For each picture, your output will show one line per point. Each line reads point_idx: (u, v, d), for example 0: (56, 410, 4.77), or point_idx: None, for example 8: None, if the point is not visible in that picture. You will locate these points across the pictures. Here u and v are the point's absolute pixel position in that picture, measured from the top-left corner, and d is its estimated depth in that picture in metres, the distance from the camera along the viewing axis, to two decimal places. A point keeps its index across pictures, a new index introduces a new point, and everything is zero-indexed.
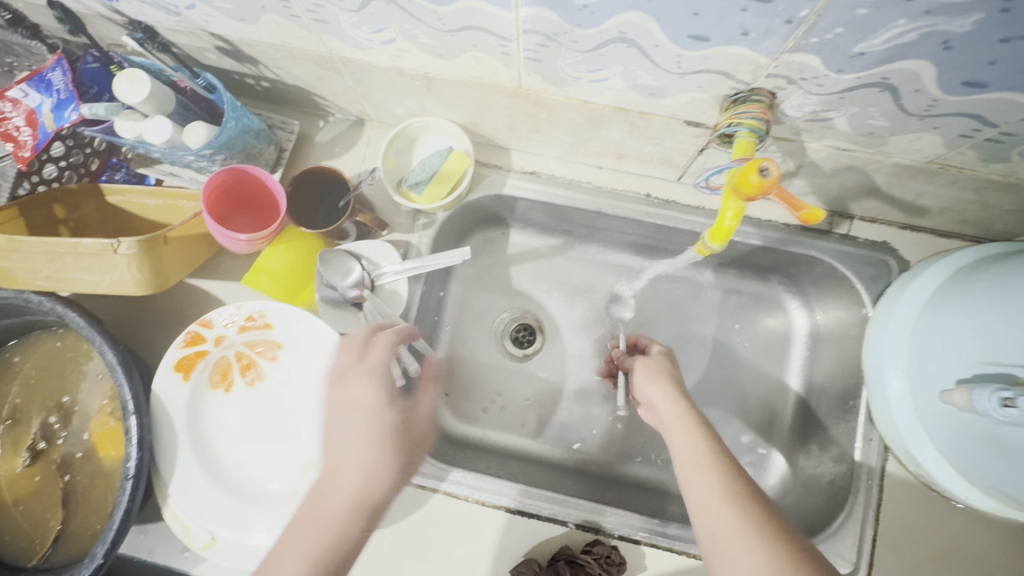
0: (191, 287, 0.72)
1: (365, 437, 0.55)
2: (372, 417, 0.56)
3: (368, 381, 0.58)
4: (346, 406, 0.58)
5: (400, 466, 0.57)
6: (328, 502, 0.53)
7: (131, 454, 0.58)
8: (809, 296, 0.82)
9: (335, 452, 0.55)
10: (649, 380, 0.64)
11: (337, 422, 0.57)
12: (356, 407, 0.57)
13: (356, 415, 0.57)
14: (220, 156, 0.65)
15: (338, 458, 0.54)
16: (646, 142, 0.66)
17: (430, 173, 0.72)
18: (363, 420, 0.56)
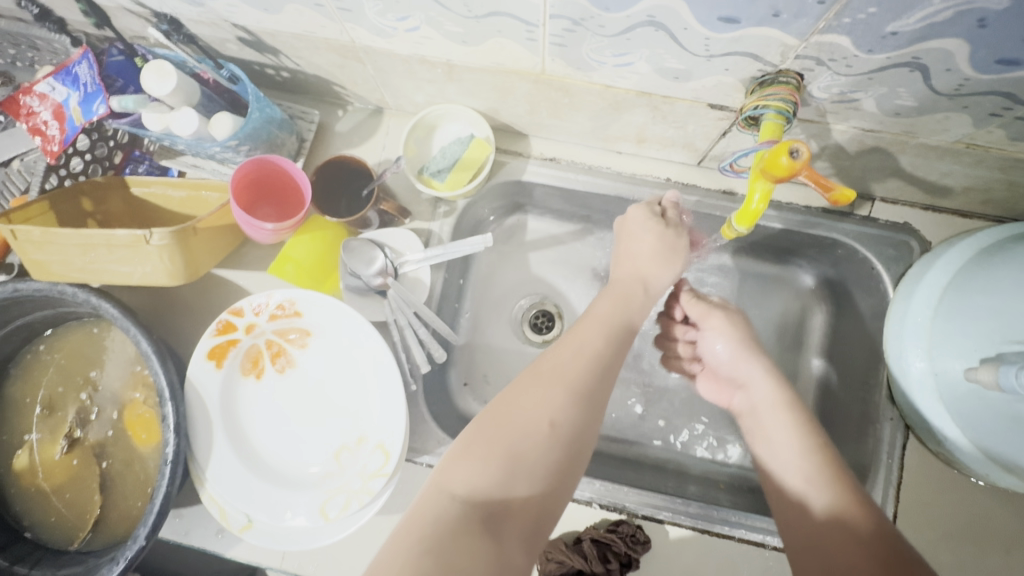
0: (218, 278, 0.73)
1: (659, 246, 0.68)
2: (666, 238, 0.68)
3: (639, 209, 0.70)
4: (633, 232, 0.69)
5: (630, 317, 0.63)
6: (556, 354, 0.56)
7: (169, 440, 0.60)
8: (828, 279, 0.82)
9: (643, 262, 0.67)
10: (705, 317, 0.76)
11: (628, 258, 0.68)
12: (637, 239, 0.68)
13: (638, 237, 0.68)
14: (245, 147, 0.66)
15: (632, 259, 0.68)
16: (668, 126, 0.66)
17: (451, 160, 0.72)
18: (653, 244, 0.68)
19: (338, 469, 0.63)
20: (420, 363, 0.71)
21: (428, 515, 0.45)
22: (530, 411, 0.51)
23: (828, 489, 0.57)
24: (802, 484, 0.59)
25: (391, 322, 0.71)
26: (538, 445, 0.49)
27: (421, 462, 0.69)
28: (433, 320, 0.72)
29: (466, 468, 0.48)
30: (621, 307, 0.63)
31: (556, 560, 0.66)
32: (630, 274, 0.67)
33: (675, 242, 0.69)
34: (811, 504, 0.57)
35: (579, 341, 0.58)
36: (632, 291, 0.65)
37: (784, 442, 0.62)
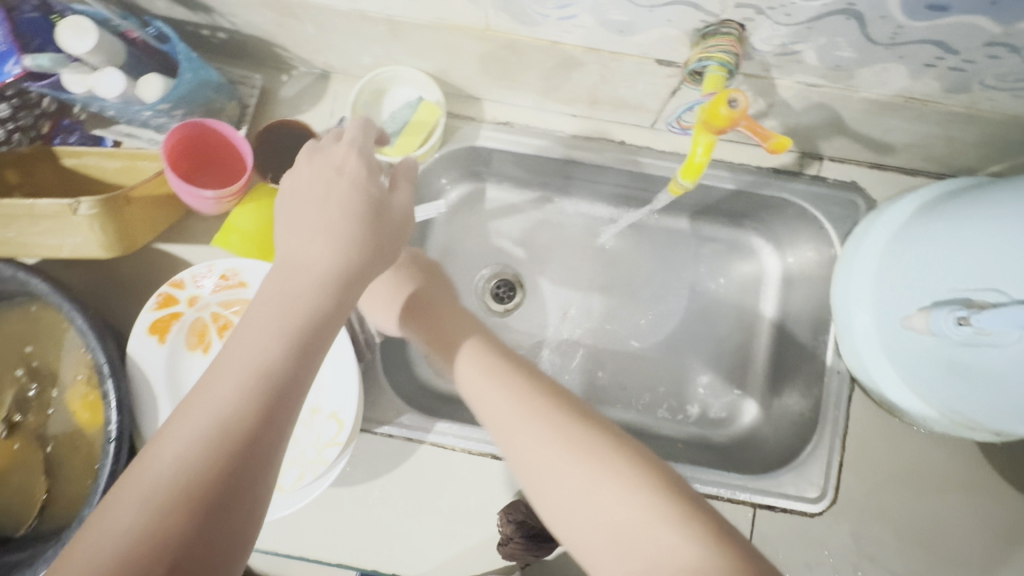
0: (160, 252, 0.70)
1: (342, 207, 0.48)
2: (342, 194, 0.49)
3: (355, 157, 0.52)
4: (324, 181, 0.50)
5: (382, 248, 0.50)
6: (298, 276, 0.45)
7: (112, 417, 0.58)
8: (781, 240, 0.84)
9: (315, 210, 0.48)
10: (481, 380, 0.56)
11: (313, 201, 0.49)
12: (349, 182, 0.50)
13: (339, 186, 0.50)
14: (179, 111, 0.63)
15: (313, 206, 0.48)
16: (618, 85, 0.65)
17: (401, 124, 0.70)
18: (338, 198, 0.49)
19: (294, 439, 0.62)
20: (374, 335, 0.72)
21: (138, 495, 0.36)
22: (198, 421, 0.39)
23: (640, 498, 0.44)
24: (579, 490, 0.46)
25: None
26: (244, 413, 0.39)
27: (380, 432, 0.71)
28: None
29: (169, 440, 0.38)
30: (353, 241, 0.48)
31: (516, 521, 0.67)
32: (399, 210, 0.53)
33: (343, 199, 0.49)
34: (625, 527, 0.43)
35: (312, 272, 0.45)
36: (377, 221, 0.50)
37: (534, 421, 0.51)
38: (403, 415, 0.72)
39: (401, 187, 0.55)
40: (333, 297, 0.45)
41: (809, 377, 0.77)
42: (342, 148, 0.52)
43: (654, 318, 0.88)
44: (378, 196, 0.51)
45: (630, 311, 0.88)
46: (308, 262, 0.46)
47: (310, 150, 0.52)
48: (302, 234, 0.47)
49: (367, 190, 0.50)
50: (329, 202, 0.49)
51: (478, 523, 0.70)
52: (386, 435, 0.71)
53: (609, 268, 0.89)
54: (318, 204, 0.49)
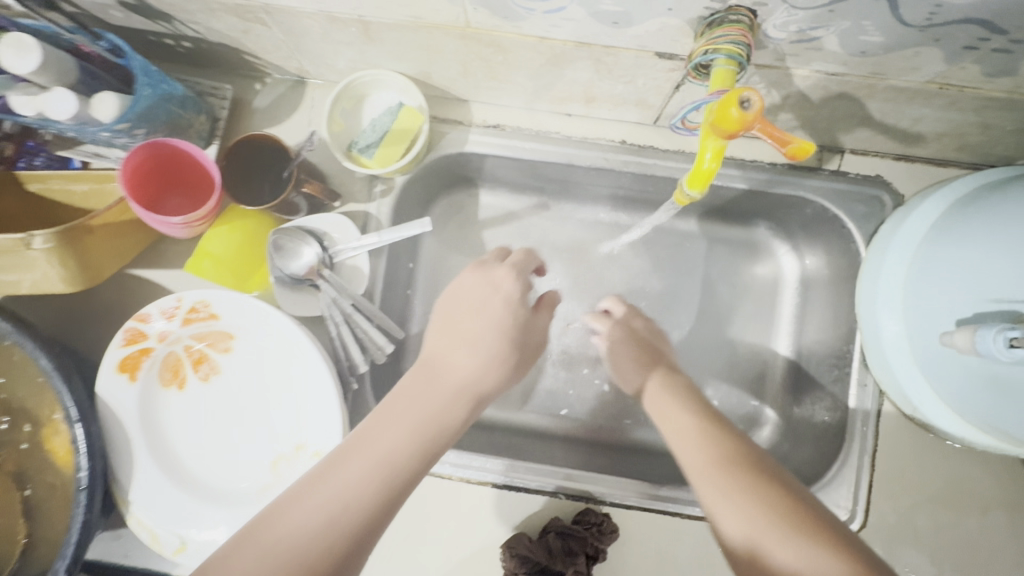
0: (133, 279, 0.66)
1: (494, 323, 0.59)
2: (491, 315, 0.59)
3: (510, 280, 0.62)
4: (482, 295, 0.60)
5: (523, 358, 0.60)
6: (437, 378, 0.53)
7: (81, 463, 0.54)
8: (798, 240, 0.78)
9: (475, 319, 0.58)
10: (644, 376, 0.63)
11: (470, 313, 0.59)
12: (501, 301, 0.60)
13: (489, 302, 0.60)
14: (141, 131, 0.58)
15: (471, 318, 0.59)
16: (616, 82, 0.59)
17: (381, 133, 0.65)
18: (496, 311, 0.59)
19: (278, 479, 0.58)
20: (359, 361, 0.65)
21: (254, 552, 0.40)
22: (315, 508, 0.42)
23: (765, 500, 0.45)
24: (709, 483, 0.48)
25: (326, 317, 0.65)
26: (362, 510, 0.43)
27: None
28: (375, 313, 0.66)
29: (290, 516, 0.42)
30: (496, 362, 0.57)
31: (520, 556, 0.62)
32: (536, 327, 0.63)
33: (494, 313, 0.59)
34: (724, 506, 0.46)
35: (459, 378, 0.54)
36: (525, 338, 0.61)
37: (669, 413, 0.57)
38: None
39: (543, 313, 0.64)
40: (466, 408, 0.53)
41: (834, 388, 0.71)
42: (505, 269, 0.63)
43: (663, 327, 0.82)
44: (523, 316, 0.61)
45: None
46: (454, 369, 0.54)
47: (479, 265, 0.63)
48: (456, 338, 0.57)
49: (515, 311, 0.60)
50: (477, 316, 0.59)
51: (479, 557, 0.66)
52: None
53: (614, 274, 0.84)
54: (476, 319, 0.59)
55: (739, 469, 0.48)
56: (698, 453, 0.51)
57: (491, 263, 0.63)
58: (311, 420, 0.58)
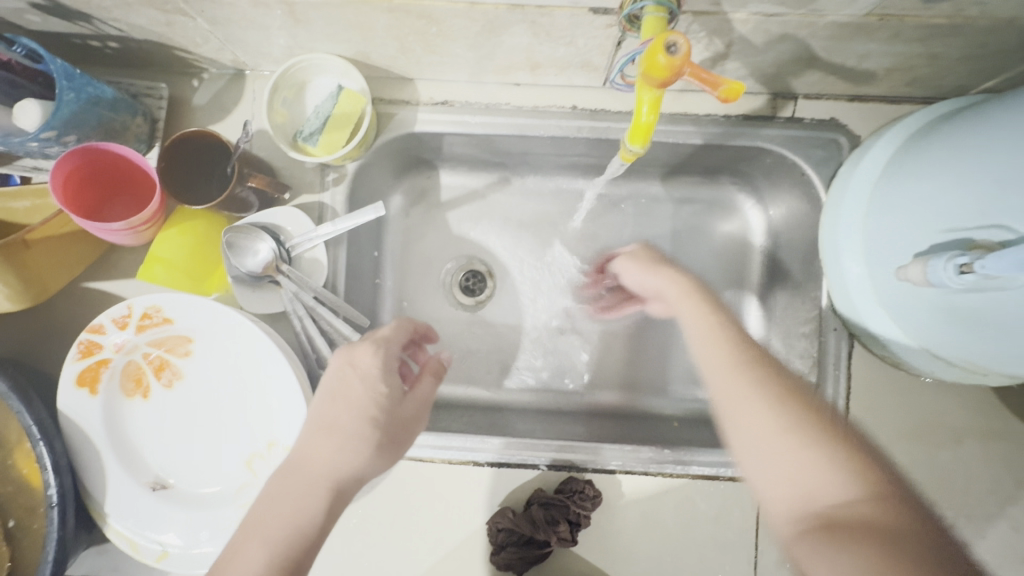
0: (87, 292, 0.64)
1: (350, 402, 0.53)
2: (355, 397, 0.54)
3: (375, 357, 0.56)
4: (341, 381, 0.54)
5: (407, 428, 0.56)
6: (297, 478, 0.50)
7: (49, 481, 0.54)
8: (762, 192, 0.77)
9: (356, 392, 0.54)
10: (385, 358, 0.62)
11: (344, 397, 0.54)
12: (364, 380, 0.55)
13: (352, 384, 0.54)
14: (71, 137, 0.56)
15: (344, 402, 0.53)
16: (556, 44, 0.57)
17: (324, 119, 0.63)
18: (371, 396, 0.54)
19: (254, 478, 0.58)
20: (327, 355, 0.64)
21: None
22: None
23: (778, 438, 0.48)
24: (756, 443, 0.49)
25: (289, 312, 0.64)
26: None
27: None
28: (338, 305, 0.64)
29: None
30: (355, 445, 0.52)
31: (506, 529, 0.63)
32: (411, 414, 0.57)
33: (356, 404, 0.53)
34: (760, 441, 0.49)
35: (337, 443, 0.52)
36: (405, 428, 0.56)
37: (709, 339, 0.57)
38: None
39: (424, 382, 0.59)
40: (326, 501, 0.49)
41: (805, 337, 0.72)
42: (368, 344, 0.57)
43: None
44: (389, 395, 0.55)
45: None
46: (313, 461, 0.51)
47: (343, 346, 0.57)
48: (331, 428, 0.52)
49: (376, 391, 0.54)
50: (339, 402, 0.53)
51: (468, 538, 0.65)
52: None
53: (582, 244, 0.83)
54: (343, 409, 0.53)
55: (801, 437, 0.48)
56: (755, 396, 0.51)
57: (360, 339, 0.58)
58: (280, 412, 0.58)
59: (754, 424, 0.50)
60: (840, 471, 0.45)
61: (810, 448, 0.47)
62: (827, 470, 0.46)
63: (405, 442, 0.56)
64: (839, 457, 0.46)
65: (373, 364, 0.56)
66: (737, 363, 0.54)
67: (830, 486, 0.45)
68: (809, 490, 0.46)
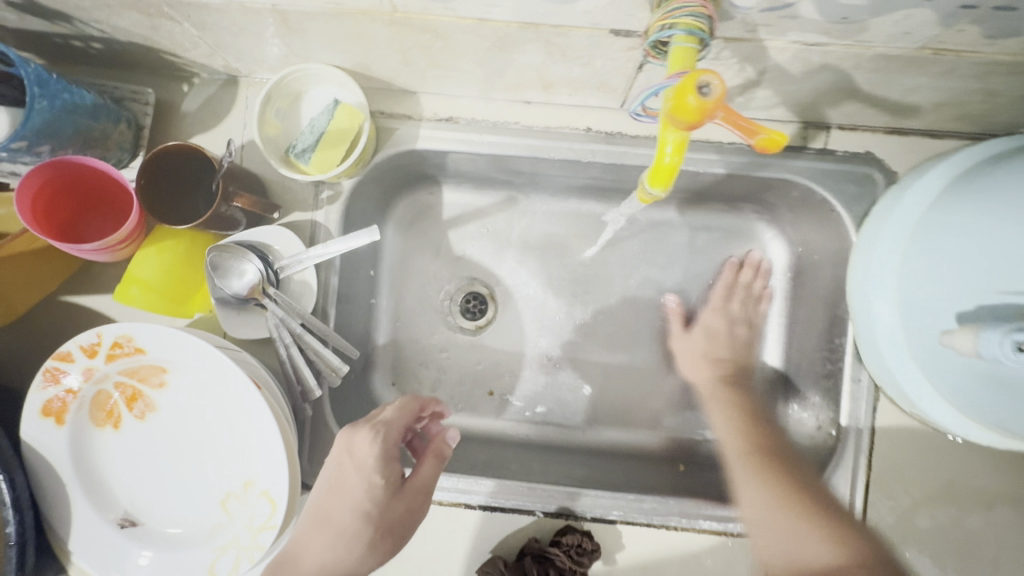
0: (62, 307, 0.60)
1: (347, 495, 0.52)
2: (352, 489, 0.52)
3: (372, 445, 0.53)
4: (339, 467, 0.53)
5: (410, 518, 0.53)
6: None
7: (7, 517, 0.50)
8: (785, 225, 0.72)
9: (352, 483, 0.52)
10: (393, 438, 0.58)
11: (340, 488, 0.52)
12: (359, 471, 0.52)
13: (347, 476, 0.52)
14: (44, 147, 0.52)
15: (342, 494, 0.52)
16: (572, 64, 0.53)
17: (318, 134, 0.59)
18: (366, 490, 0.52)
19: (227, 520, 0.54)
20: (311, 386, 0.59)
21: None
22: None
23: (773, 508, 0.59)
24: (777, 539, 0.58)
25: (274, 338, 0.60)
26: None
27: None
28: (328, 334, 0.60)
29: None
30: (349, 542, 0.50)
31: None
32: (413, 505, 0.53)
33: (352, 497, 0.52)
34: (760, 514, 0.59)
35: (332, 539, 0.50)
36: (403, 520, 0.53)
37: (724, 411, 0.70)
38: None
39: (425, 467, 0.54)
40: None
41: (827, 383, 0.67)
42: (367, 427, 0.54)
43: (645, 324, 0.77)
44: (385, 487, 0.52)
45: (617, 319, 0.78)
46: (305, 557, 0.50)
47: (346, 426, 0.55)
48: (324, 521, 0.51)
49: (373, 481, 0.52)
50: (336, 494, 0.52)
51: None
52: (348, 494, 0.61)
53: (590, 269, 0.78)
54: (337, 502, 0.52)
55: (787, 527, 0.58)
56: (753, 482, 0.62)
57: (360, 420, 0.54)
58: (257, 453, 0.53)
59: (749, 499, 0.61)
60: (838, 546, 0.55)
61: (804, 521, 0.57)
62: (816, 545, 0.56)
63: (404, 532, 0.53)
64: (814, 532, 0.56)
65: (368, 452, 0.53)
66: (769, 465, 0.63)
67: (816, 555, 0.56)
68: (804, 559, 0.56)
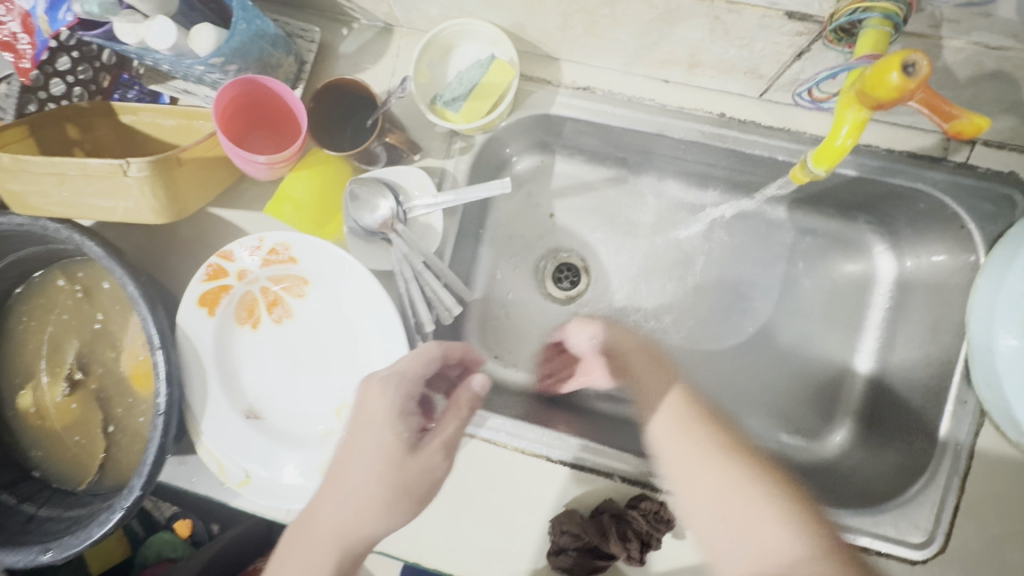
0: (214, 216, 0.67)
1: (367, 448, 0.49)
2: (367, 437, 0.49)
3: (388, 398, 0.50)
4: (360, 421, 0.51)
5: (433, 474, 0.49)
6: (308, 532, 0.48)
7: (160, 389, 0.56)
8: (901, 238, 0.71)
9: (376, 432, 0.50)
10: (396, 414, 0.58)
11: (362, 437, 0.50)
12: (373, 426, 0.50)
13: (362, 429, 0.50)
14: (232, 67, 0.58)
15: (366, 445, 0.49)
16: (729, 45, 0.54)
17: (468, 87, 0.62)
18: (383, 442, 0.49)
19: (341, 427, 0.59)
20: (426, 320, 0.64)
21: None
22: None
23: (739, 490, 0.50)
24: (709, 515, 0.51)
25: (397, 273, 0.64)
26: None
27: None
28: (445, 272, 0.64)
29: None
30: (365, 499, 0.47)
31: (571, 532, 0.61)
32: (431, 462, 0.49)
33: (368, 449, 0.49)
34: (718, 497, 0.51)
35: (353, 491, 0.48)
36: (423, 476, 0.49)
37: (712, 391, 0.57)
38: None
39: (449, 418, 0.51)
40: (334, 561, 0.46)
41: (930, 399, 0.65)
42: (386, 379, 0.51)
43: (735, 317, 0.78)
44: (400, 440, 0.49)
45: (707, 309, 0.79)
46: (322, 516, 0.48)
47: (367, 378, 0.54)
48: (340, 477, 0.49)
49: (394, 433, 0.49)
50: (355, 447, 0.49)
51: (527, 530, 0.64)
52: None
53: (688, 256, 0.80)
54: (355, 456, 0.49)
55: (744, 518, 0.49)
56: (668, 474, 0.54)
57: (383, 373, 0.52)
58: (377, 369, 0.59)
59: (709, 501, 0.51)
60: (804, 548, 0.47)
61: (767, 497, 0.50)
62: (775, 520, 0.49)
63: (424, 487, 0.49)
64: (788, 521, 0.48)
65: (383, 400, 0.51)
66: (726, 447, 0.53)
67: (781, 552, 0.47)
68: (761, 553, 0.48)
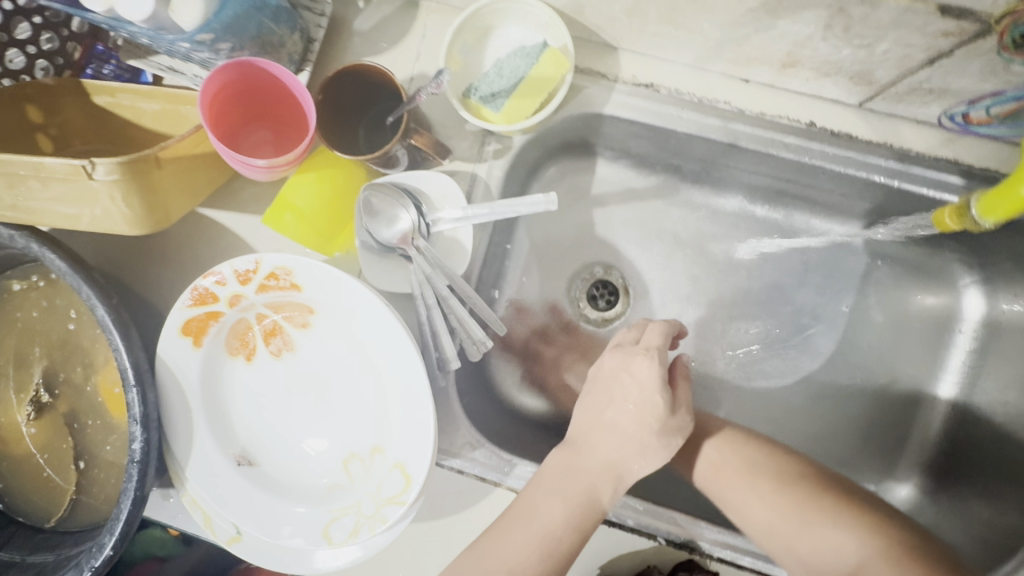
0: (202, 218, 0.57)
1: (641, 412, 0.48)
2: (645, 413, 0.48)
3: (651, 367, 0.49)
4: (614, 379, 0.50)
5: (623, 468, 0.47)
6: (562, 474, 0.47)
7: (135, 434, 0.46)
8: (997, 274, 0.62)
9: (604, 446, 0.48)
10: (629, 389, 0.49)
11: (602, 427, 0.49)
12: (640, 387, 0.49)
13: (620, 385, 0.50)
14: (225, 45, 0.47)
15: (605, 433, 0.49)
16: (845, 43, 0.43)
17: (513, 81, 0.52)
18: (638, 412, 0.48)
19: (350, 481, 0.50)
20: (449, 357, 0.54)
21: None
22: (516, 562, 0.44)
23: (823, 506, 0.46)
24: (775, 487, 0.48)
25: (416, 297, 0.54)
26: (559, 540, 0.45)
27: (449, 466, 0.55)
28: (472, 298, 0.54)
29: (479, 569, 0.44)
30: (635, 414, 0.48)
31: None
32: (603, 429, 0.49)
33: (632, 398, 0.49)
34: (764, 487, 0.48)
35: (536, 534, 0.45)
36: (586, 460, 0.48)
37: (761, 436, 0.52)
38: (478, 449, 0.55)
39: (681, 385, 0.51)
40: (598, 493, 0.47)
41: None
42: (639, 352, 0.50)
43: (797, 352, 0.69)
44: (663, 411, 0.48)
45: (766, 341, 0.69)
46: (584, 460, 0.48)
47: (614, 346, 0.52)
48: (595, 428, 0.49)
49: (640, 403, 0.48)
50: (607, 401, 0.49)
51: None
52: (454, 470, 0.55)
53: (744, 280, 0.70)
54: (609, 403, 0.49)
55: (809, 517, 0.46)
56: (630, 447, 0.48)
57: (629, 345, 0.51)
58: (393, 413, 0.50)
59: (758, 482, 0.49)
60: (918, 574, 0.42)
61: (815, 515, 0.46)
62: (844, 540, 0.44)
63: (644, 426, 0.48)
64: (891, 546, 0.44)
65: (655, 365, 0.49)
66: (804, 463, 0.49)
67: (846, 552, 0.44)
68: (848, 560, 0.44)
